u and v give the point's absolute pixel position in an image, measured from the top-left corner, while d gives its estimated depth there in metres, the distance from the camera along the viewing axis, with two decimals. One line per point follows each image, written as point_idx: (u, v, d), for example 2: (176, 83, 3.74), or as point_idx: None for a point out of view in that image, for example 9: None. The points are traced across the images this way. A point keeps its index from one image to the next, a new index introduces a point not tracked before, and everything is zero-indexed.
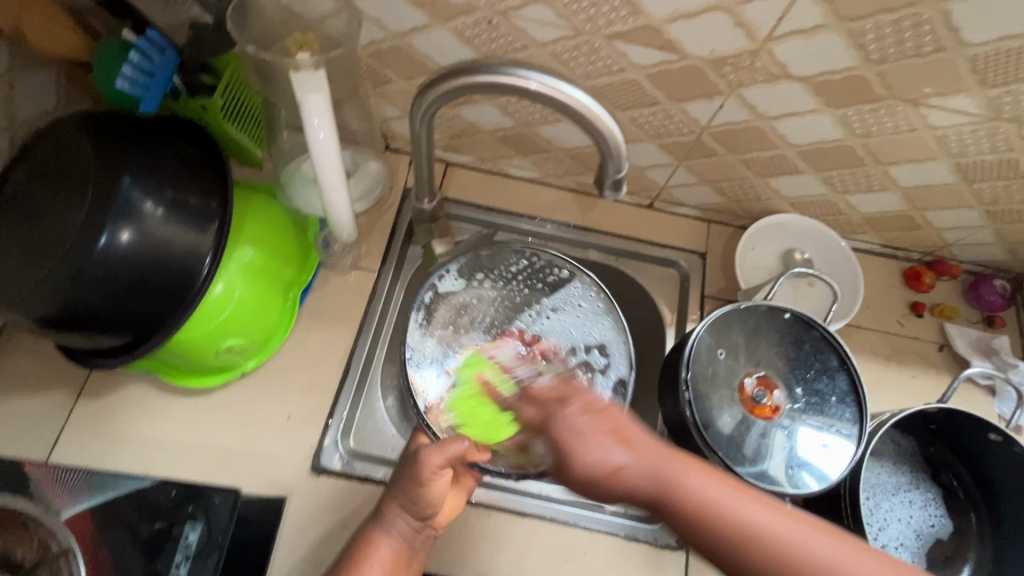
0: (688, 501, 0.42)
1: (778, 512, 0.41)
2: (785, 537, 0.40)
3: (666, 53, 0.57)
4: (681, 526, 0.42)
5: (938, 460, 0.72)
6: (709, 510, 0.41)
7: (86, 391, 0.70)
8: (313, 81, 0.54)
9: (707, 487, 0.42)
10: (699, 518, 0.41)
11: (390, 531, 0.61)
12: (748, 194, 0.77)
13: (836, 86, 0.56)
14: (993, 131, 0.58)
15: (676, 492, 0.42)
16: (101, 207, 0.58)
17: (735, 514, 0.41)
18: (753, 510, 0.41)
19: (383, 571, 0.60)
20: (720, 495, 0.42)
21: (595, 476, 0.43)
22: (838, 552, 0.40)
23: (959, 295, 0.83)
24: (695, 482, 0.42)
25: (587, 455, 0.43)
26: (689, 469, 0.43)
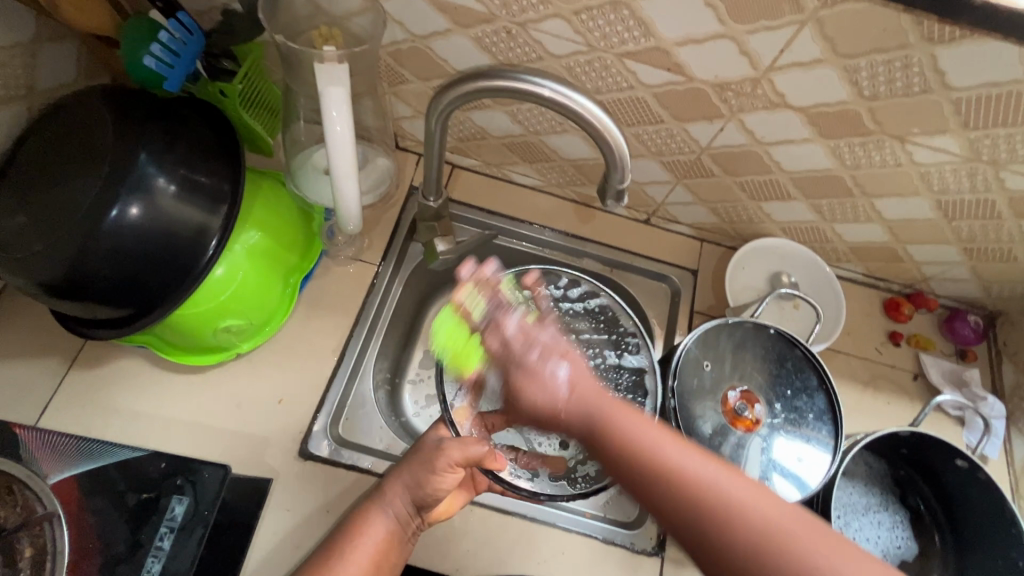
0: (619, 434, 0.43)
1: (712, 461, 0.41)
2: (698, 480, 0.40)
3: (673, 74, 0.60)
4: (614, 466, 0.43)
5: (906, 483, 0.75)
6: (639, 449, 0.42)
7: (79, 360, 0.71)
8: (335, 74, 0.57)
9: (639, 424, 0.44)
10: (625, 448, 0.43)
11: (386, 513, 0.61)
12: (742, 216, 0.80)
13: (830, 118, 0.60)
14: (973, 171, 0.62)
15: (606, 422, 0.44)
16: (115, 179, 0.59)
17: (671, 453, 0.42)
18: (678, 451, 0.41)
19: (372, 551, 0.59)
20: (647, 438, 0.42)
21: (541, 397, 0.46)
22: (754, 499, 0.38)
23: (935, 328, 0.86)
24: (626, 419, 0.44)
25: (533, 390, 0.46)
26: (606, 401, 0.45)
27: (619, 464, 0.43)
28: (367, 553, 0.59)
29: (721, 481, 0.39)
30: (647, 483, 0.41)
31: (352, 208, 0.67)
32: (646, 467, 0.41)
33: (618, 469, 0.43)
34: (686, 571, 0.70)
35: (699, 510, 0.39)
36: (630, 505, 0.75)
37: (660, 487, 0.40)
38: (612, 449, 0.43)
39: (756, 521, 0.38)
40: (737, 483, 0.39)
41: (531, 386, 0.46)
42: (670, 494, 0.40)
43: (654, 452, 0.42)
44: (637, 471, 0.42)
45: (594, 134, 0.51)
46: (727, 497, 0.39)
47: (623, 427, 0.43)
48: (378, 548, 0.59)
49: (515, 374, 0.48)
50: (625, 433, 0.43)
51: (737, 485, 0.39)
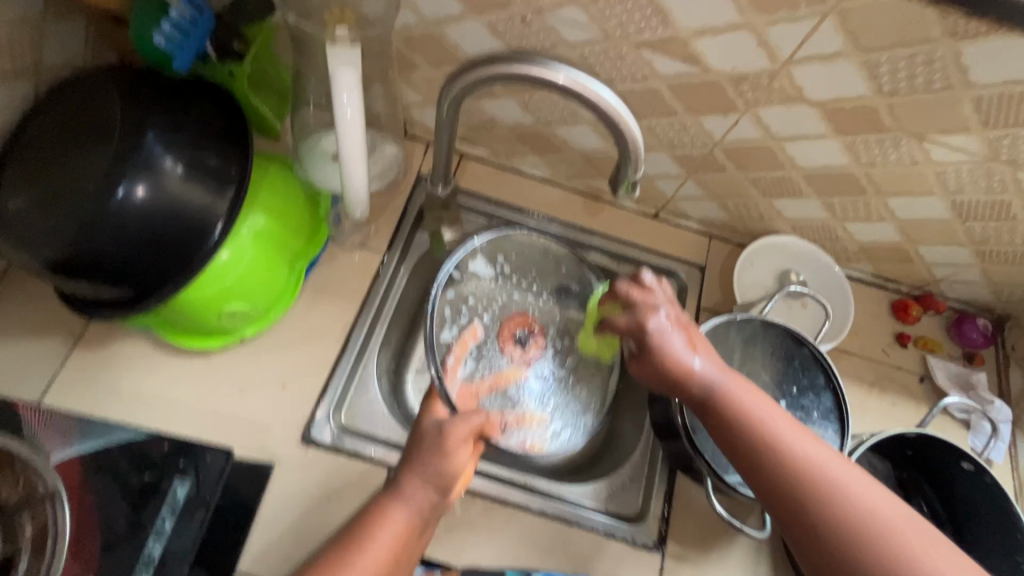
0: (745, 412, 0.55)
1: (819, 448, 0.53)
2: (809, 459, 0.52)
3: (689, 65, 0.59)
4: (729, 430, 0.55)
5: (910, 485, 0.75)
6: (760, 428, 0.54)
7: (83, 341, 0.70)
8: (346, 56, 0.56)
9: (762, 406, 0.56)
10: (754, 429, 0.54)
11: (406, 506, 0.57)
12: (751, 212, 0.80)
13: (846, 114, 0.59)
14: (990, 172, 0.61)
15: (731, 398, 0.56)
16: (123, 158, 0.58)
17: (791, 440, 0.53)
18: (792, 435, 0.54)
19: (394, 539, 0.56)
20: (769, 417, 0.55)
21: (660, 368, 0.58)
22: (854, 477, 0.51)
23: (943, 330, 0.86)
24: (754, 405, 0.55)
25: (661, 365, 0.58)
26: (744, 388, 0.56)
27: (737, 433, 0.55)
28: (387, 544, 0.56)
29: (834, 469, 0.52)
30: (772, 463, 0.53)
31: (360, 194, 0.66)
32: (771, 448, 0.53)
33: (735, 436, 0.55)
34: (687, 568, 0.70)
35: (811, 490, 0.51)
36: (633, 499, 0.74)
37: (784, 466, 0.52)
38: (735, 420, 0.55)
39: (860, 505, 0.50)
40: (843, 468, 0.52)
41: (655, 372, 0.58)
42: (795, 466, 0.52)
43: (778, 436, 0.54)
44: (759, 450, 0.53)
45: (609, 122, 0.50)
46: (836, 478, 0.51)
47: (749, 406, 0.55)
48: (399, 539, 0.57)
49: (632, 353, 0.61)
50: (750, 412, 0.55)
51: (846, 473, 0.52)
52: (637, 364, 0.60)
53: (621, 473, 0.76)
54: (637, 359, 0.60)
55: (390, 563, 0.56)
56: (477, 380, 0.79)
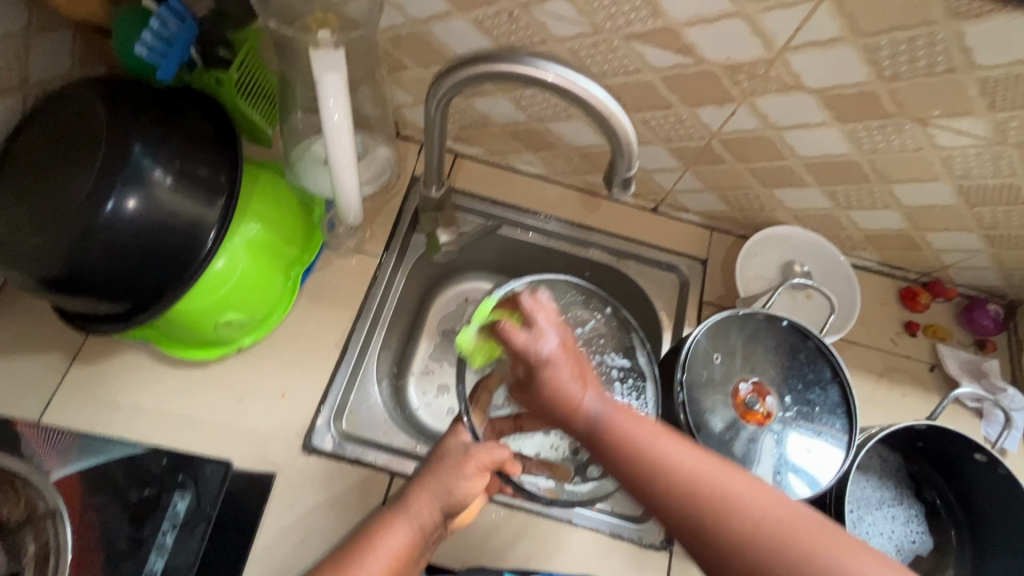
0: (625, 442, 0.46)
1: (718, 465, 0.44)
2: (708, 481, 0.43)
3: (682, 56, 0.57)
4: (614, 464, 0.47)
5: (921, 476, 0.73)
6: (646, 456, 0.45)
7: (81, 356, 0.70)
8: (331, 61, 0.55)
9: (653, 437, 0.46)
10: (641, 459, 0.45)
11: (410, 520, 0.56)
12: (753, 204, 0.78)
13: (847, 100, 0.57)
14: (998, 155, 0.59)
15: (614, 430, 0.47)
16: (110, 172, 0.57)
17: (687, 467, 0.44)
18: (693, 463, 0.44)
19: (393, 562, 0.54)
20: (660, 446, 0.45)
21: (547, 403, 0.50)
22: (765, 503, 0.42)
23: (953, 317, 0.84)
24: (644, 434, 0.46)
25: (545, 398, 0.50)
26: (632, 418, 0.48)
27: (624, 470, 0.46)
28: (386, 560, 0.54)
29: (740, 489, 0.43)
30: (666, 496, 0.44)
31: (352, 199, 0.66)
32: (665, 479, 0.44)
33: (626, 471, 0.46)
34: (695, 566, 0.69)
35: (712, 524, 0.42)
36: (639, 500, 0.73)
37: (681, 499, 0.43)
38: (622, 454, 0.46)
39: (769, 525, 0.41)
40: (747, 487, 0.43)
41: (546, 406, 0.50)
42: (696, 503, 0.42)
43: (671, 466, 0.44)
44: (651, 488, 0.44)
45: (601, 120, 0.49)
46: (741, 507, 0.41)
47: (635, 437, 0.46)
48: (398, 555, 0.54)
49: (527, 391, 0.52)
50: (637, 441, 0.46)
51: (754, 491, 0.42)
52: (530, 395, 0.52)
53: None
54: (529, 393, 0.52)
55: None
56: (507, 418, 0.68)
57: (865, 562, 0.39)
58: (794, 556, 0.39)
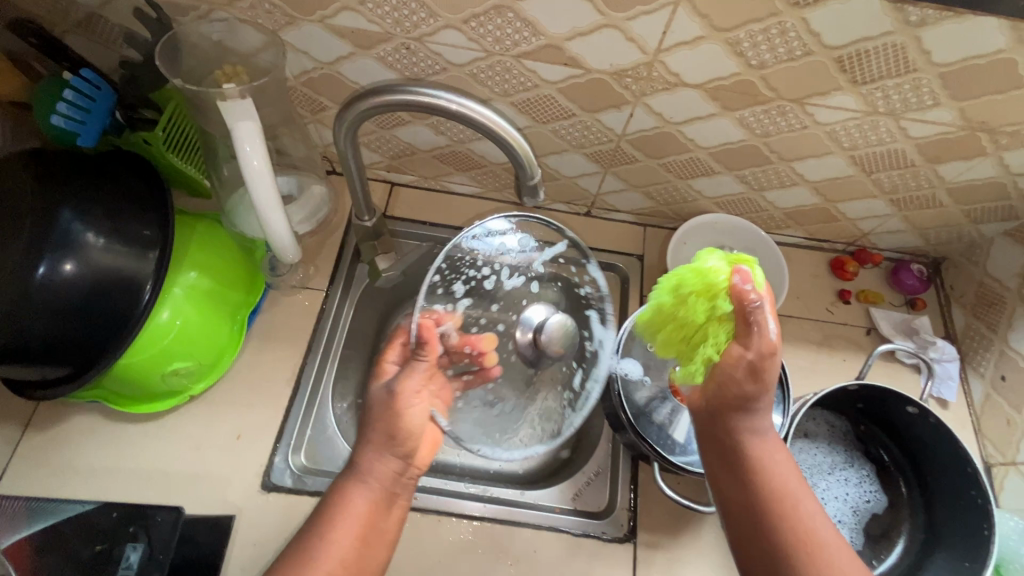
0: (768, 469, 0.53)
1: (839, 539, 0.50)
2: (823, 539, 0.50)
3: (571, 68, 0.61)
4: (751, 477, 0.53)
5: (869, 437, 0.76)
6: (777, 489, 0.52)
7: (33, 424, 0.71)
8: (242, 109, 0.58)
9: (783, 467, 0.53)
10: (775, 490, 0.52)
11: (365, 483, 0.56)
12: (675, 196, 0.82)
13: (727, 90, 0.61)
14: (875, 124, 0.63)
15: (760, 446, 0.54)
16: (39, 240, 0.59)
17: (804, 509, 0.51)
18: (815, 517, 0.51)
19: (359, 521, 0.55)
20: (795, 489, 0.52)
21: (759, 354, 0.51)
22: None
23: (882, 281, 0.88)
24: (779, 464, 0.53)
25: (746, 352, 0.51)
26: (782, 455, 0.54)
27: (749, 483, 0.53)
28: (353, 525, 0.55)
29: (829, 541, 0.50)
30: (771, 515, 0.51)
31: (285, 240, 0.68)
32: (780, 505, 0.51)
33: (753, 480, 0.53)
34: (659, 555, 0.71)
35: (805, 556, 0.49)
36: (601, 495, 0.75)
37: (784, 524, 0.50)
38: (754, 468, 0.53)
39: None
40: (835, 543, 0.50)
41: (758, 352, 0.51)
42: (798, 530, 0.50)
43: (787, 497, 0.52)
44: (763, 500, 0.52)
45: (484, 127, 0.52)
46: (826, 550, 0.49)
47: (772, 461, 0.54)
48: (361, 522, 0.55)
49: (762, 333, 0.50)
50: (769, 463, 0.53)
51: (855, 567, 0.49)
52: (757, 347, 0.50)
53: (585, 470, 0.76)
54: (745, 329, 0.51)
55: (359, 545, 0.55)
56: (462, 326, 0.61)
57: None
58: None
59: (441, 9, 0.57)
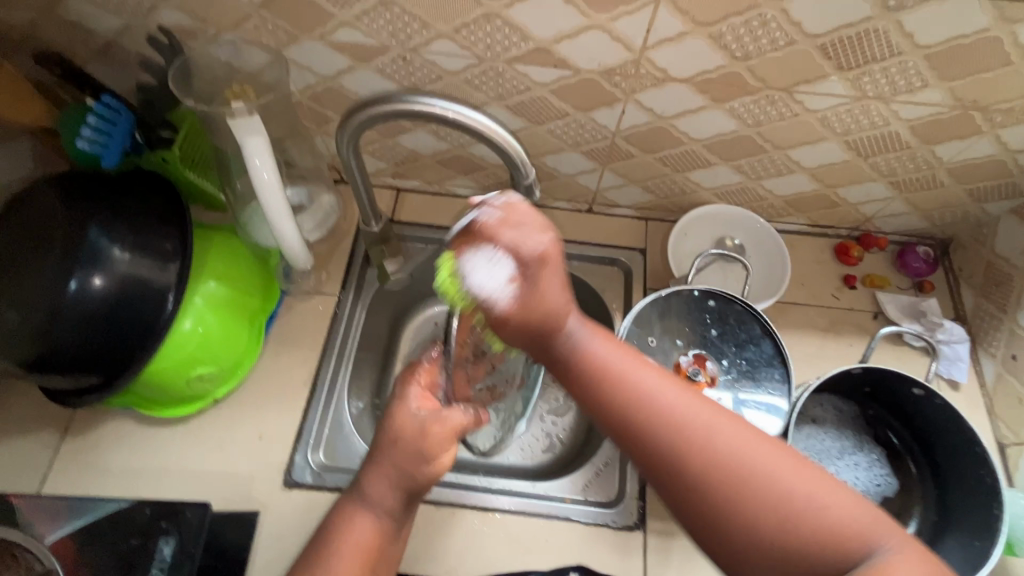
0: (598, 363, 0.50)
1: (689, 397, 0.46)
2: (678, 408, 0.46)
3: (561, 69, 0.63)
4: (579, 386, 0.50)
5: (878, 420, 0.76)
6: (614, 375, 0.49)
7: (72, 429, 0.75)
8: (251, 125, 0.62)
9: (663, 388, 0.47)
10: (606, 377, 0.49)
11: (370, 506, 0.55)
12: (674, 189, 0.83)
13: (715, 83, 0.63)
14: (866, 109, 0.64)
15: (601, 364, 0.50)
16: (72, 256, 0.64)
17: (648, 383, 0.47)
18: (656, 383, 0.48)
19: (361, 551, 0.54)
20: (626, 364, 0.49)
21: (529, 307, 0.51)
22: (734, 438, 0.44)
23: (889, 265, 0.87)
24: (647, 380, 0.48)
25: (547, 288, 0.51)
26: (600, 339, 0.51)
27: (639, 426, 0.46)
28: (353, 553, 0.53)
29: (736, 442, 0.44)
30: (671, 458, 0.44)
31: (296, 246, 0.72)
32: (673, 435, 0.45)
33: (646, 430, 0.46)
34: (669, 542, 0.72)
35: (664, 429, 0.45)
36: (611, 485, 0.76)
37: (695, 455, 0.43)
38: (636, 408, 0.47)
39: (728, 452, 0.43)
40: (749, 437, 0.44)
41: (518, 242, 0.51)
42: (711, 451, 0.43)
43: (679, 418, 0.45)
44: (664, 439, 0.45)
45: (477, 131, 0.55)
46: (756, 463, 0.43)
47: (622, 374, 0.48)
48: (368, 545, 0.54)
49: (528, 239, 0.51)
50: (645, 392, 0.47)
51: (723, 424, 0.45)
52: (523, 236, 0.51)
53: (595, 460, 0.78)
54: (526, 275, 0.51)
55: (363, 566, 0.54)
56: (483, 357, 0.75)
57: (833, 495, 0.42)
58: (749, 479, 0.42)
59: (433, 20, 0.60)
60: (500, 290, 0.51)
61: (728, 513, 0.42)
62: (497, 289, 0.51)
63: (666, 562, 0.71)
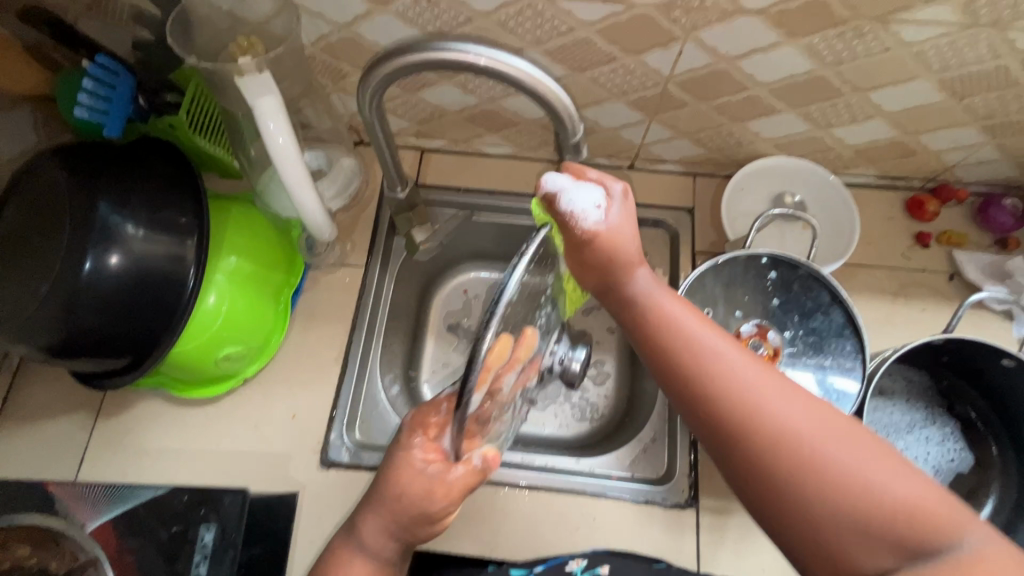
0: (663, 319, 0.49)
1: (756, 358, 0.44)
2: (743, 371, 0.43)
3: (611, 4, 0.55)
4: (651, 352, 0.48)
5: (954, 392, 0.69)
6: (675, 330, 0.48)
7: (104, 411, 0.74)
8: (262, 84, 0.55)
9: (732, 351, 0.45)
10: (676, 335, 0.47)
11: (365, 550, 0.50)
12: (729, 141, 0.74)
13: (795, 14, 0.54)
14: (973, 39, 0.55)
15: (658, 312, 0.49)
16: (82, 235, 0.59)
17: (715, 347, 0.45)
18: (717, 339, 0.46)
19: None
20: (686, 319, 0.48)
21: (611, 240, 0.50)
22: (803, 409, 0.41)
23: (968, 219, 0.78)
24: (710, 339, 0.46)
25: (610, 242, 0.50)
26: (673, 301, 0.50)
27: (707, 400, 0.43)
28: None
29: (799, 418, 0.40)
30: (730, 417, 0.42)
31: (319, 217, 0.66)
32: (732, 407, 0.42)
33: (708, 403, 0.43)
34: (723, 520, 0.68)
35: (732, 402, 0.42)
36: (660, 460, 0.73)
37: (758, 428, 0.41)
38: (706, 388, 0.44)
39: (789, 426, 0.40)
40: (816, 417, 0.41)
41: (602, 182, 0.51)
42: (771, 427, 0.40)
43: (746, 389, 0.42)
44: (731, 411, 0.42)
45: (517, 80, 0.47)
46: (823, 447, 0.39)
47: (693, 334, 0.47)
48: None
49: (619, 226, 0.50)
50: (716, 365, 0.44)
51: (791, 402, 0.41)
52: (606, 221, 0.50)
53: (642, 435, 0.75)
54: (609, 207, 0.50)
55: None
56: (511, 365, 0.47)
57: (919, 490, 0.37)
58: (813, 463, 0.39)
59: None
60: (594, 211, 0.49)
61: (796, 499, 0.39)
62: (589, 213, 0.49)
63: (721, 540, 0.68)
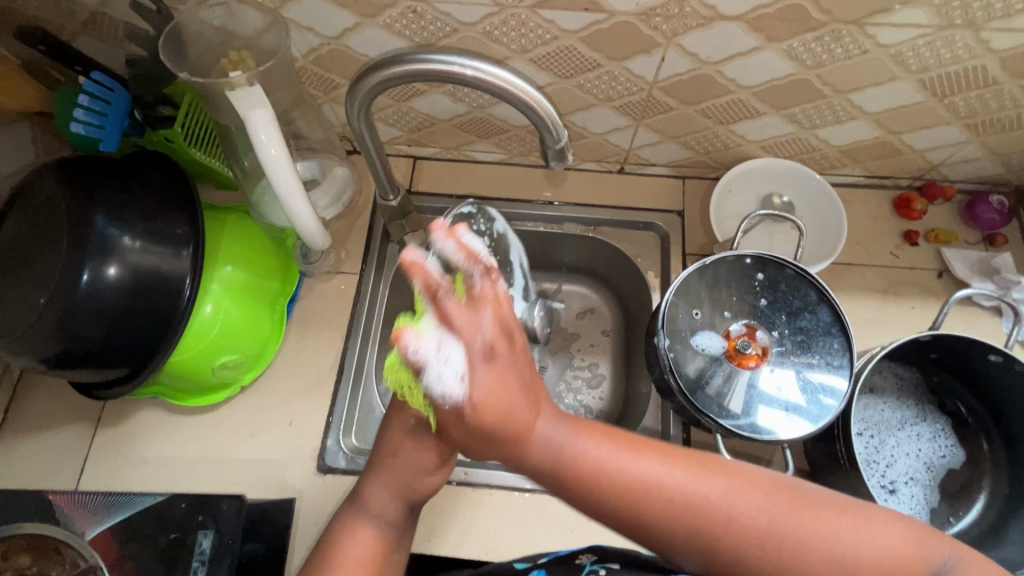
0: (591, 472, 0.39)
1: (682, 465, 0.39)
2: (678, 484, 0.38)
3: (593, 13, 0.56)
4: (586, 506, 0.40)
5: (943, 389, 0.70)
6: (609, 478, 0.38)
7: (103, 420, 0.75)
8: (254, 97, 0.57)
9: (661, 469, 0.39)
10: (612, 485, 0.38)
11: (371, 516, 0.52)
12: (715, 143, 0.75)
13: (773, 19, 0.55)
14: (949, 39, 0.56)
15: (586, 464, 0.39)
16: (79, 247, 0.60)
17: (648, 476, 0.38)
18: (644, 463, 0.39)
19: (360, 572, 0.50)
20: (611, 457, 0.39)
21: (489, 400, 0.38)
22: (751, 497, 0.38)
23: (955, 217, 0.79)
24: (639, 464, 0.39)
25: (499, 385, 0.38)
26: (594, 444, 0.40)
27: (662, 525, 0.38)
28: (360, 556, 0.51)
29: (754, 509, 0.38)
30: (690, 534, 0.38)
31: (312, 227, 0.67)
32: (689, 523, 0.38)
33: (658, 531, 0.38)
34: None
35: (686, 520, 0.37)
36: None
37: (726, 539, 0.37)
38: (651, 521, 0.38)
39: (751, 520, 0.37)
40: (767, 496, 0.38)
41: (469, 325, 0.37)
42: (736, 535, 0.37)
43: (692, 497, 0.38)
44: (687, 531, 0.38)
45: (500, 90, 0.48)
46: (791, 525, 0.37)
47: (626, 475, 0.38)
48: (370, 558, 0.51)
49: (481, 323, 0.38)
50: (647, 489, 0.38)
51: (735, 492, 0.38)
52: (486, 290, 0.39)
53: None
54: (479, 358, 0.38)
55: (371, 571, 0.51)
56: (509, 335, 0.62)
57: (884, 532, 0.37)
58: (790, 551, 0.37)
59: None
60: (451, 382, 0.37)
61: None
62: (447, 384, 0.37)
63: None
